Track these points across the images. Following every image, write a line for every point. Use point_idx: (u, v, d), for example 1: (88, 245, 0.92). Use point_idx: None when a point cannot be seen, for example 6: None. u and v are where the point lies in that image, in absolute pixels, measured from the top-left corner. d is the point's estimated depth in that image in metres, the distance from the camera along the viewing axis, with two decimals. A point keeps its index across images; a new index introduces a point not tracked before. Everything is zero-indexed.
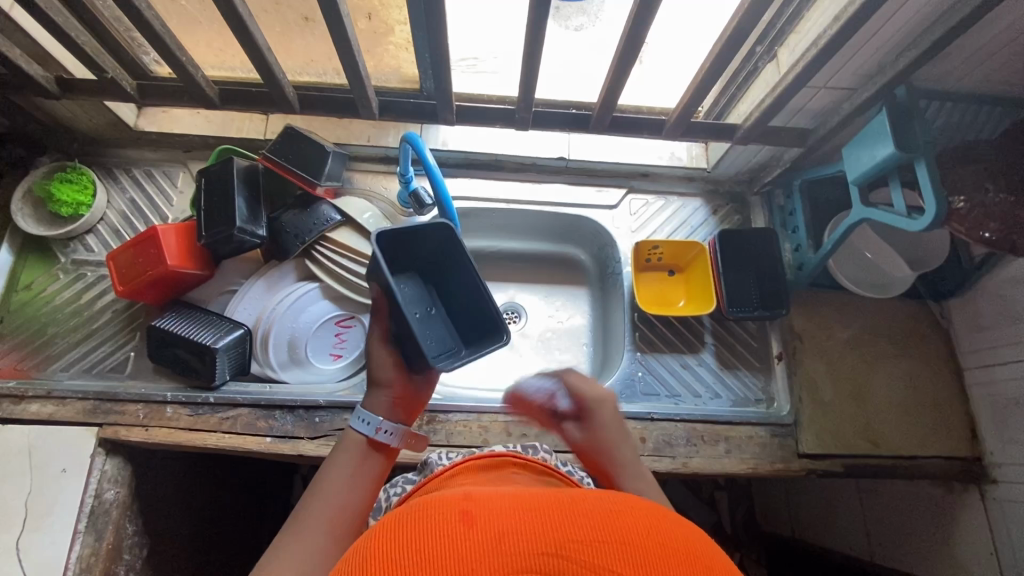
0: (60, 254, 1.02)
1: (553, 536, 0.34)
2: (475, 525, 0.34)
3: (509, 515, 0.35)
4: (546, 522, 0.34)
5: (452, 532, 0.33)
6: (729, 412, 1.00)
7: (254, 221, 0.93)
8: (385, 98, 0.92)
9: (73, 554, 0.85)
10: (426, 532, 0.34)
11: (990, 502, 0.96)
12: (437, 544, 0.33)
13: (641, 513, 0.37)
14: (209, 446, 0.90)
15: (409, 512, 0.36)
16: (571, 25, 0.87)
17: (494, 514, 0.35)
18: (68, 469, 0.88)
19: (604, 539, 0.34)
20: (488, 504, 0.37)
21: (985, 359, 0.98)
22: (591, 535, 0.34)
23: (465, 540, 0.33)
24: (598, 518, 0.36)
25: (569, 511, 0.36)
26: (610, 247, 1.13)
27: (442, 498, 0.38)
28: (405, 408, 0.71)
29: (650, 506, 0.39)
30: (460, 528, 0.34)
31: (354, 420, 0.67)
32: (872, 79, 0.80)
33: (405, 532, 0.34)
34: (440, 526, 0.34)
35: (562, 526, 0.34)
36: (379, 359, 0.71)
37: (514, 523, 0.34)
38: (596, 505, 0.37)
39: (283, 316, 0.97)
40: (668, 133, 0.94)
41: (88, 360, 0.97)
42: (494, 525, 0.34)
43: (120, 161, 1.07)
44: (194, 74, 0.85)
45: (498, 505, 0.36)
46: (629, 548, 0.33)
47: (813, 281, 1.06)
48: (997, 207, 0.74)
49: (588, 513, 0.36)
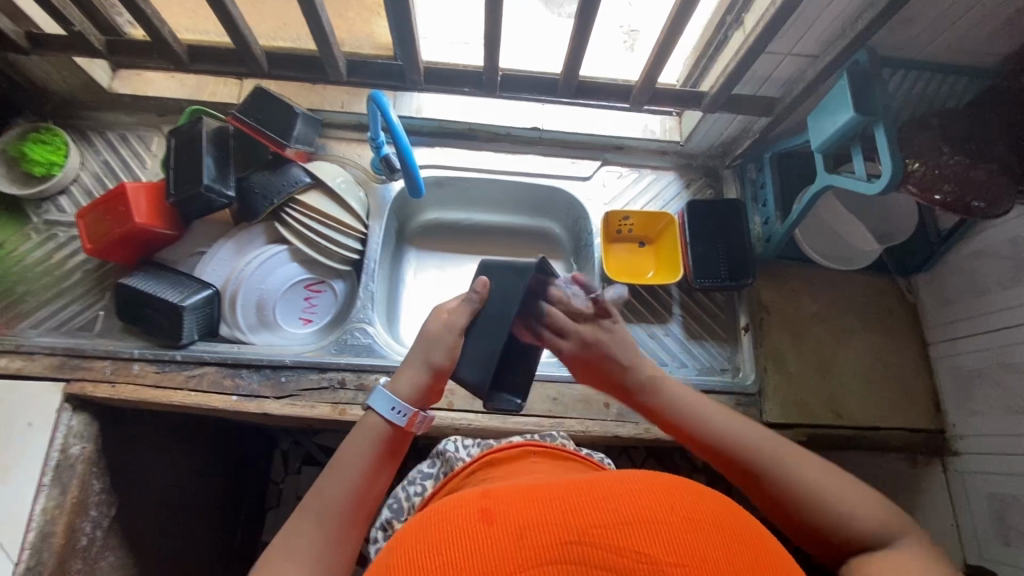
0: (33, 214, 1.02)
1: (576, 525, 0.36)
2: (497, 523, 0.36)
3: (528, 508, 0.37)
4: (569, 512, 0.37)
5: (473, 532, 0.36)
6: (694, 380, 1.00)
7: (224, 182, 0.93)
8: (353, 59, 0.92)
9: (36, 506, 0.85)
10: (450, 535, 0.36)
11: (952, 474, 0.97)
12: (462, 546, 0.35)
13: (658, 487, 0.39)
14: (175, 403, 0.91)
15: (430, 518, 0.39)
16: (564, 12, 0.94)
17: (513, 508, 0.37)
18: (34, 423, 0.88)
19: (625, 520, 0.36)
20: (505, 499, 0.39)
21: (950, 333, 0.99)
22: (614, 519, 0.36)
23: (487, 538, 0.35)
24: (618, 499, 0.38)
25: (588, 496, 0.38)
26: (583, 219, 1.14)
27: (461, 499, 0.40)
28: (432, 396, 0.70)
29: (667, 478, 0.40)
30: (482, 527, 0.36)
31: (383, 408, 0.66)
32: (834, 44, 0.80)
33: (431, 538, 0.37)
34: (463, 530, 0.37)
35: (583, 511, 0.37)
36: (443, 342, 0.69)
37: (534, 515, 0.37)
38: (614, 487, 0.39)
39: (251, 278, 0.98)
40: (635, 100, 0.95)
41: (57, 318, 0.97)
42: (512, 520, 0.36)
43: (95, 125, 1.08)
44: (162, 30, 0.85)
45: (514, 500, 0.39)
46: (651, 524, 0.36)
47: (781, 254, 1.06)
48: (952, 170, 0.75)
49: (606, 496, 0.38)
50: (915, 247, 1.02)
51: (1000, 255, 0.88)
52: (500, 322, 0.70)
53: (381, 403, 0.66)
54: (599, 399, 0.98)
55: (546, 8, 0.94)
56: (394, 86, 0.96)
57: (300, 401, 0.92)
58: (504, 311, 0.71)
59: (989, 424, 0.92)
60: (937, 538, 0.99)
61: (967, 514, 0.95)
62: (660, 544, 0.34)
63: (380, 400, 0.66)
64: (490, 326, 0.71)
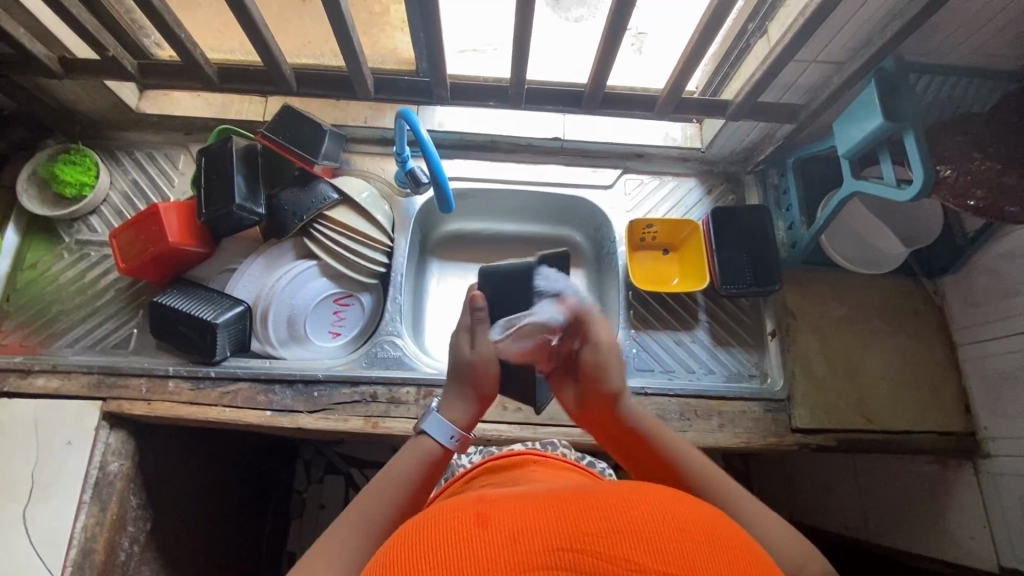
0: (65, 234, 1.04)
1: (568, 533, 0.37)
2: (491, 529, 0.38)
3: (522, 518, 0.39)
4: (562, 521, 0.38)
5: (470, 534, 0.38)
6: (723, 386, 1.01)
7: (254, 200, 0.95)
8: (380, 76, 0.93)
9: (78, 523, 0.86)
10: (446, 538, 0.38)
11: (984, 476, 0.97)
12: (459, 547, 0.37)
13: (649, 500, 0.41)
14: (211, 420, 0.92)
15: (429, 522, 0.41)
16: (571, 17, 0.95)
17: (508, 518, 0.39)
18: (74, 441, 0.90)
19: (616, 528, 0.37)
20: (502, 510, 0.41)
21: (978, 335, 0.99)
22: (606, 527, 0.38)
23: (482, 541, 0.37)
24: (610, 509, 0.39)
25: (582, 507, 0.40)
26: (605, 227, 1.15)
27: (457, 508, 0.42)
28: (479, 415, 0.74)
29: (657, 492, 0.42)
30: (476, 531, 0.38)
31: (433, 428, 0.68)
32: (860, 52, 0.80)
33: (427, 541, 0.38)
34: (460, 533, 0.38)
35: (577, 521, 0.38)
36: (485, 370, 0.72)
37: (528, 523, 0.39)
38: (607, 499, 0.41)
39: (283, 293, 0.99)
40: (660, 109, 0.95)
41: (93, 337, 0.99)
42: (507, 527, 0.38)
43: (123, 145, 1.09)
44: (194, 53, 0.86)
45: (509, 511, 0.40)
46: (641, 533, 0.37)
47: (806, 259, 1.06)
48: (984, 174, 0.75)
49: (599, 505, 0.40)
50: (941, 250, 1.02)
51: None
52: (503, 312, 0.77)
53: (436, 426, 0.69)
54: None
55: (553, 12, 0.95)
56: (421, 101, 0.98)
57: (333, 415, 0.93)
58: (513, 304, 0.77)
59: (1020, 426, 0.92)
60: (969, 541, 0.99)
61: (1000, 517, 0.94)
62: (650, 553, 0.36)
63: (433, 422, 0.69)
64: (501, 317, 0.77)
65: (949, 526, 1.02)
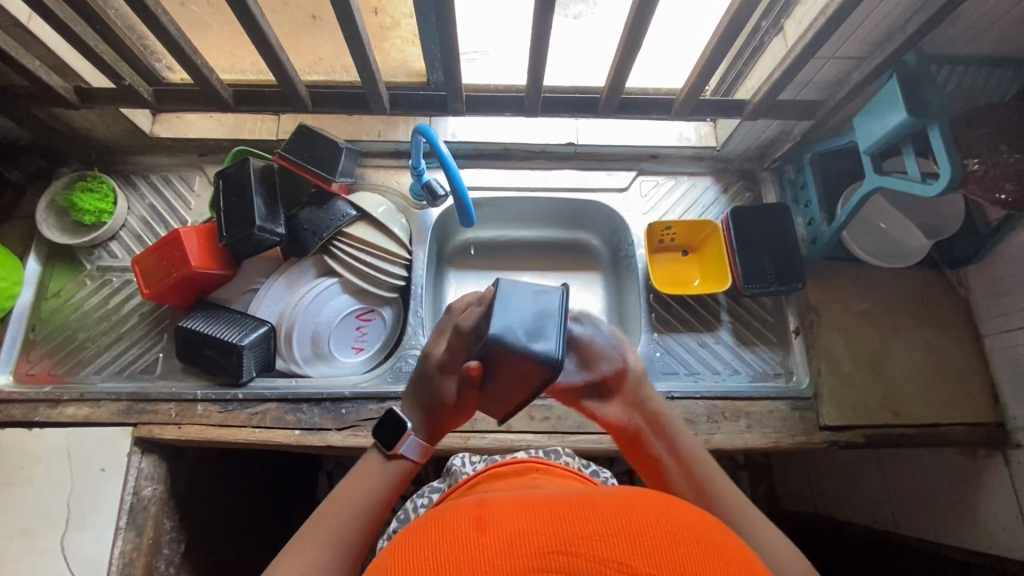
0: (86, 262, 1.04)
1: (563, 536, 0.38)
2: (488, 531, 0.38)
3: (518, 521, 0.39)
4: (557, 525, 0.38)
5: (468, 536, 0.38)
6: (749, 387, 1.00)
7: (273, 220, 0.95)
8: (395, 91, 0.92)
9: (115, 549, 0.87)
10: (442, 542, 0.38)
11: (1014, 466, 0.97)
12: (454, 550, 0.37)
13: (646, 504, 0.41)
14: (241, 441, 0.92)
15: (428, 524, 0.41)
16: (571, 13, 0.91)
17: (505, 521, 0.39)
18: (107, 468, 0.90)
19: (611, 532, 0.38)
20: (500, 512, 0.41)
21: (1004, 324, 0.98)
22: (601, 531, 0.38)
23: (480, 545, 0.37)
24: (607, 513, 0.40)
25: (578, 509, 0.40)
26: (622, 230, 1.14)
27: (453, 512, 0.42)
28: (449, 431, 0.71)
29: (653, 496, 0.43)
30: (473, 534, 0.38)
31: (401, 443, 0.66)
32: (881, 47, 0.79)
33: (424, 547, 0.38)
34: (457, 537, 0.38)
35: (572, 523, 0.39)
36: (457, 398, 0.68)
37: (523, 526, 0.39)
38: (604, 503, 0.41)
39: (306, 312, 0.99)
40: (677, 112, 0.95)
41: (119, 362, 0.99)
42: (504, 529, 0.38)
43: (139, 169, 1.10)
44: (210, 78, 0.86)
45: (506, 513, 0.41)
46: (635, 537, 0.38)
47: (827, 255, 1.06)
48: (1013, 167, 0.75)
49: (596, 508, 0.40)
50: (963, 240, 1.01)
51: None
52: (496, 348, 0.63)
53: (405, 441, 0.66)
54: None
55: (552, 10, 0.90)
56: (435, 114, 0.98)
57: (361, 432, 0.93)
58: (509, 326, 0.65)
59: None
60: (1002, 532, 0.98)
61: None
62: (643, 557, 0.36)
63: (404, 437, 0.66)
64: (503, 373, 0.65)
65: (980, 516, 1.01)
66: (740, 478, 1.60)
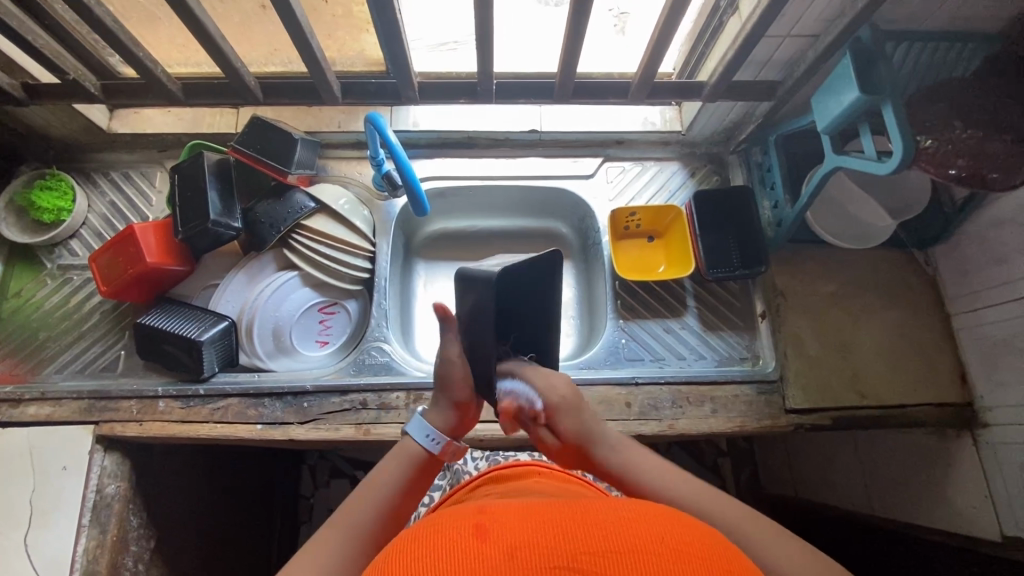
0: (46, 260, 1.04)
1: (566, 550, 0.37)
2: (488, 541, 0.38)
3: (521, 532, 0.39)
4: (561, 540, 0.38)
5: (467, 545, 0.38)
6: (714, 371, 1.00)
7: (229, 215, 0.94)
8: (346, 80, 0.91)
9: (79, 547, 0.87)
10: (443, 546, 0.38)
11: (983, 446, 0.96)
12: (454, 556, 0.37)
13: (652, 523, 0.40)
14: (203, 437, 0.92)
15: (428, 530, 0.41)
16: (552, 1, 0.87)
17: (506, 531, 0.39)
18: (68, 467, 0.89)
19: (616, 548, 0.37)
20: (500, 521, 0.41)
21: (972, 303, 0.97)
22: (605, 547, 0.37)
23: (478, 553, 0.37)
24: (611, 529, 0.39)
25: (581, 524, 0.40)
26: (590, 217, 1.14)
27: (456, 518, 0.42)
28: (462, 428, 0.74)
29: (660, 514, 0.42)
30: (474, 543, 0.38)
31: (418, 432, 0.69)
32: (834, 23, 0.78)
33: (423, 549, 0.38)
34: (457, 544, 0.38)
35: (576, 538, 0.38)
36: (454, 376, 0.72)
37: (525, 537, 0.38)
38: (608, 518, 0.41)
39: (267, 306, 0.99)
40: (634, 95, 0.93)
41: (81, 361, 0.99)
42: (504, 539, 0.38)
43: (99, 166, 1.09)
44: (154, 70, 0.85)
45: (507, 522, 0.40)
46: (643, 555, 0.37)
47: (792, 236, 1.05)
48: (965, 143, 0.73)
49: (600, 524, 0.40)
50: (931, 221, 1.00)
51: (1019, 222, 0.87)
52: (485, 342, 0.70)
53: (418, 430, 0.69)
54: (619, 399, 0.97)
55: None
56: (389, 103, 0.96)
57: (324, 425, 0.93)
58: (526, 311, 0.74)
59: (1018, 392, 0.90)
60: (971, 512, 0.97)
61: (1001, 487, 0.93)
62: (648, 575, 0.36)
63: (415, 426, 0.69)
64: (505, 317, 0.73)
65: (950, 497, 1.01)
66: (723, 465, 1.60)
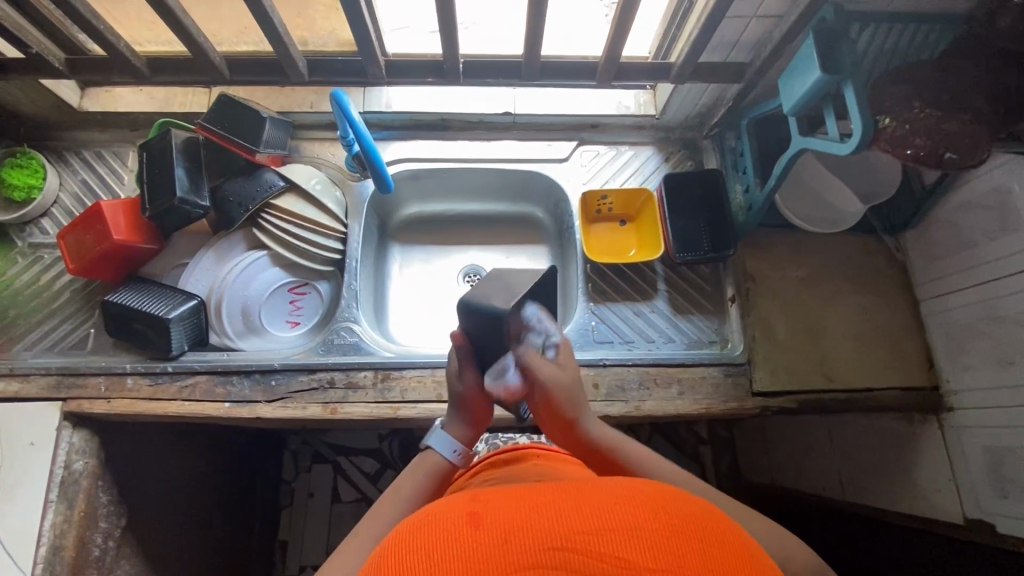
0: (17, 238, 1.04)
1: (559, 530, 0.37)
2: (483, 527, 0.38)
3: (516, 514, 0.39)
4: (554, 520, 0.38)
5: (461, 533, 0.38)
6: (683, 354, 1.00)
7: (198, 193, 0.94)
8: (312, 58, 0.91)
9: (45, 521, 0.87)
10: (440, 536, 0.38)
11: (947, 430, 0.97)
12: (449, 545, 0.37)
13: (645, 498, 0.40)
14: (170, 414, 0.92)
15: (424, 520, 0.41)
16: None
17: (500, 515, 0.39)
18: (36, 442, 0.90)
19: (610, 525, 0.37)
20: (493, 506, 0.41)
21: (939, 288, 0.98)
22: (599, 524, 0.37)
23: (473, 541, 0.37)
24: (605, 506, 0.39)
25: (574, 504, 0.39)
26: (564, 201, 1.13)
27: (452, 506, 0.42)
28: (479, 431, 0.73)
29: (654, 489, 0.42)
30: (469, 531, 0.38)
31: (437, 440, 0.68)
32: (797, 2, 0.78)
33: (419, 539, 0.38)
34: (451, 532, 0.38)
35: (569, 519, 0.38)
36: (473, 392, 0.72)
37: (519, 520, 0.38)
38: (602, 496, 0.40)
39: (235, 284, 1.00)
40: (601, 77, 0.93)
41: (51, 338, 0.99)
42: (498, 525, 0.38)
43: (70, 145, 1.09)
44: (118, 44, 0.84)
45: (501, 508, 0.40)
46: (636, 530, 0.37)
47: (762, 220, 1.05)
48: (924, 123, 0.73)
49: (595, 503, 0.39)
50: (901, 206, 1.00)
51: (987, 206, 0.87)
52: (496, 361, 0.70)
53: (442, 441, 0.68)
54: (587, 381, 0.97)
55: None
56: (356, 81, 0.96)
57: (291, 403, 0.93)
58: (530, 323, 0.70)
59: (982, 376, 0.91)
60: (936, 495, 0.98)
61: (965, 470, 0.94)
62: (643, 551, 0.36)
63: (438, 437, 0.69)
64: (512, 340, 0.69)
65: (916, 480, 1.02)
66: (703, 453, 1.60)
